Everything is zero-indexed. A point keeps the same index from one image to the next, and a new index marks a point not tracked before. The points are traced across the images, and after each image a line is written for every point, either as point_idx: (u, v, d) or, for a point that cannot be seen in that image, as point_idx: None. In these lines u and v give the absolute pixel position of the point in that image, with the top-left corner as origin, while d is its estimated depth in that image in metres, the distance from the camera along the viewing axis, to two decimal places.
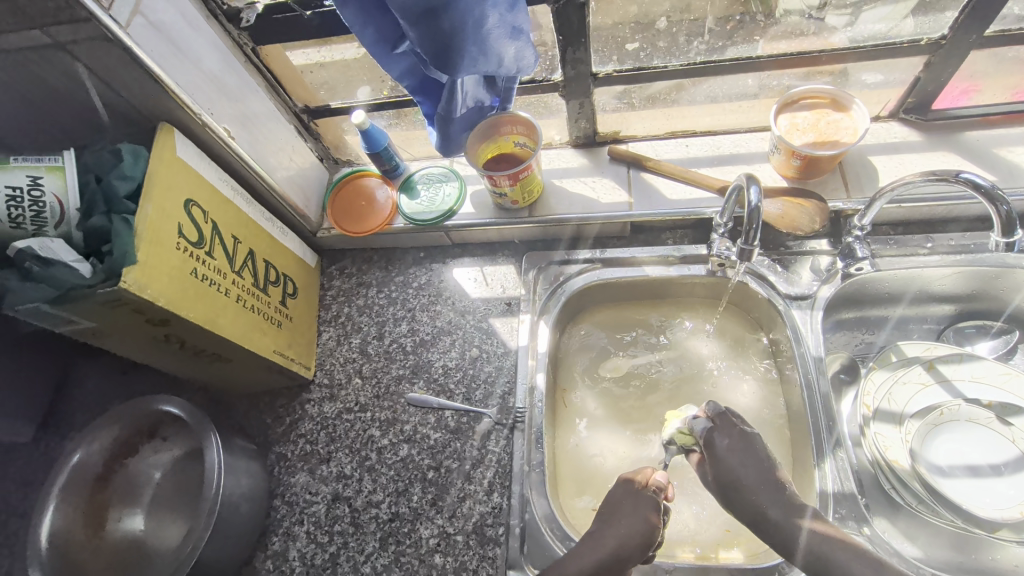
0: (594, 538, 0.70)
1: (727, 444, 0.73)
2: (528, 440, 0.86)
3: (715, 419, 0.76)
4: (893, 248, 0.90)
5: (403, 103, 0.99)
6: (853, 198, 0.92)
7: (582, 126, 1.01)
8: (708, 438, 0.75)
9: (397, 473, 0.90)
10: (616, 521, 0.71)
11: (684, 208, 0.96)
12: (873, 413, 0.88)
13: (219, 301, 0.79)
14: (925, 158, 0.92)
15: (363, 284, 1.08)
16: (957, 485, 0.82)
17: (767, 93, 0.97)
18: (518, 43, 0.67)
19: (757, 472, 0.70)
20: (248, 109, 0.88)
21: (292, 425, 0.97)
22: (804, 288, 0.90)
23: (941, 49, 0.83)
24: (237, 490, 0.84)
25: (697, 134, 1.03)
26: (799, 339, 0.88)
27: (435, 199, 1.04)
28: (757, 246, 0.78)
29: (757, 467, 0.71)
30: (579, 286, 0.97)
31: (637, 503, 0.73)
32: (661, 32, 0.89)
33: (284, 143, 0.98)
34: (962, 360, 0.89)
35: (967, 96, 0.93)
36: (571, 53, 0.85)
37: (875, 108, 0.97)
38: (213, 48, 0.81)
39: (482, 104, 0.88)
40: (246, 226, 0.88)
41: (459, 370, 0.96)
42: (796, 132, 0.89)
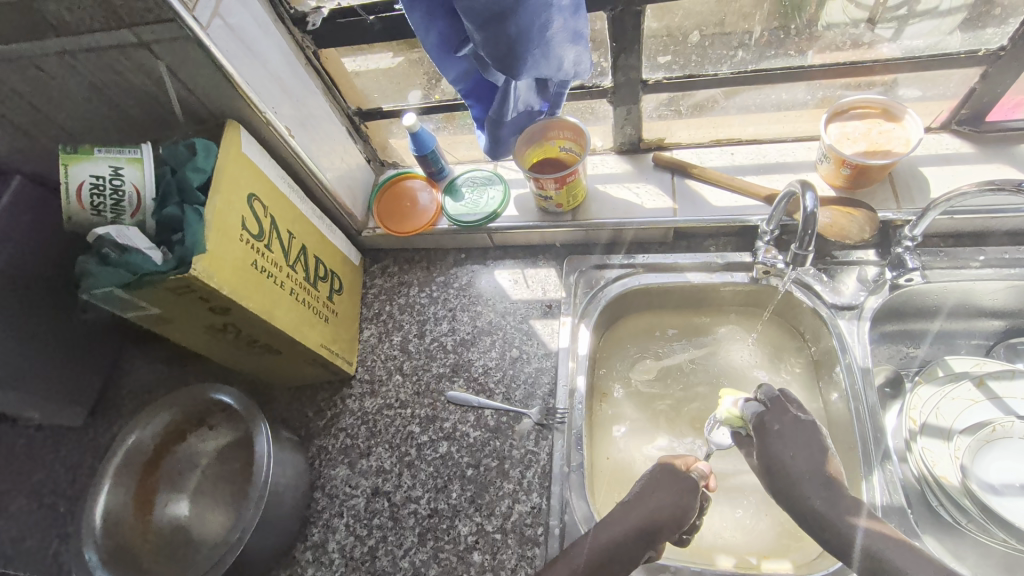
0: (625, 511, 0.72)
1: (780, 430, 0.74)
2: (568, 442, 0.87)
3: (768, 403, 0.77)
4: (944, 260, 0.89)
5: (452, 107, 1.01)
6: (903, 208, 0.91)
7: (627, 133, 1.02)
8: (761, 421, 0.76)
9: (437, 470, 0.91)
10: (650, 496, 0.73)
11: (729, 216, 0.96)
12: (920, 428, 0.87)
13: (275, 293, 0.81)
14: (977, 171, 0.91)
15: (404, 283, 1.09)
16: (1010, 504, 0.80)
17: (815, 103, 0.97)
18: (578, 48, 0.72)
19: (809, 461, 0.72)
20: (306, 110, 0.91)
21: (333, 419, 0.99)
22: (851, 299, 0.89)
23: (999, 61, 0.82)
24: (283, 480, 0.86)
25: (741, 143, 1.03)
26: (845, 350, 0.87)
27: (478, 202, 1.06)
28: (812, 253, 0.77)
29: (806, 467, 0.71)
30: (619, 291, 0.98)
31: (673, 483, 0.74)
32: (695, 46, 0.89)
33: (337, 143, 1.01)
34: (1014, 377, 0.87)
35: (1020, 109, 0.91)
36: (623, 60, 0.87)
37: (925, 120, 0.96)
38: (279, 49, 0.84)
39: (532, 109, 0.89)
40: (300, 222, 0.90)
41: (499, 370, 0.97)
42: (847, 142, 0.89)
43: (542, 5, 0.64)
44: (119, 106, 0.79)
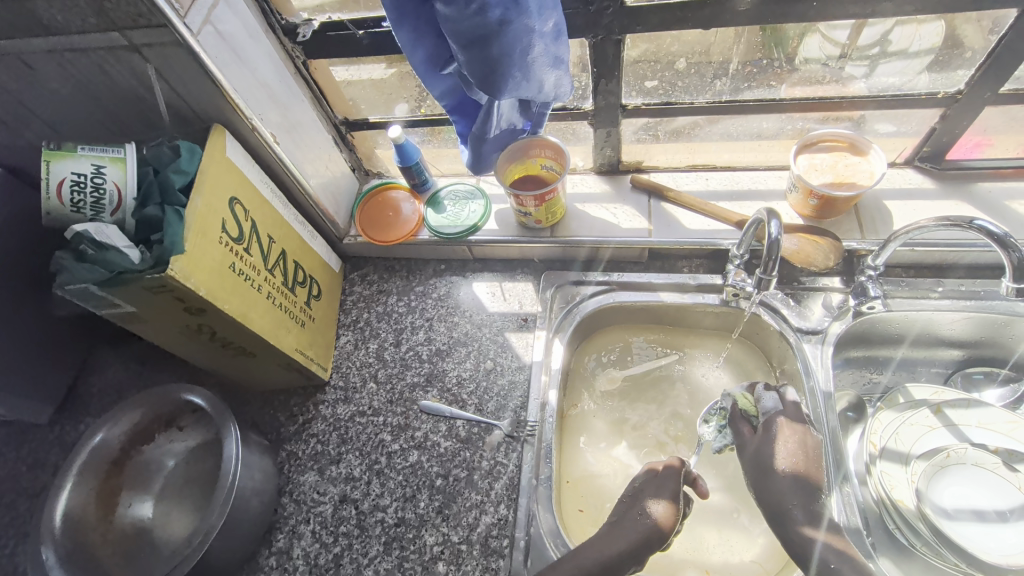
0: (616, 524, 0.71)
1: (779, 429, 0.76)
2: (537, 454, 0.87)
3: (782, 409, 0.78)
4: (905, 290, 0.92)
5: (437, 122, 1.04)
6: (867, 238, 0.95)
7: (607, 155, 1.05)
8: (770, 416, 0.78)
9: (406, 479, 0.91)
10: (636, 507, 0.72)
11: (702, 238, 0.99)
12: (879, 452, 0.89)
13: (252, 295, 0.82)
14: (937, 206, 0.95)
15: (383, 292, 1.10)
16: (963, 529, 0.82)
17: (787, 134, 1.01)
18: (559, 72, 0.74)
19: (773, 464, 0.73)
20: (293, 117, 0.93)
21: (305, 425, 0.99)
22: (815, 323, 0.92)
23: (957, 103, 0.87)
24: (249, 484, 0.86)
25: (716, 169, 1.07)
26: (809, 373, 0.89)
27: (460, 215, 1.08)
28: (775, 278, 0.79)
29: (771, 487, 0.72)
30: (594, 307, 1.00)
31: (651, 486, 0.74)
32: (680, 73, 0.92)
33: (322, 151, 1.02)
34: (970, 405, 0.90)
35: (980, 150, 0.96)
36: (604, 85, 0.90)
37: (891, 155, 1.01)
38: (269, 58, 0.86)
39: (515, 127, 0.92)
40: (281, 227, 0.91)
41: (472, 381, 0.98)
42: (814, 172, 0.93)
43: (524, 30, 0.67)
44: (105, 106, 0.80)
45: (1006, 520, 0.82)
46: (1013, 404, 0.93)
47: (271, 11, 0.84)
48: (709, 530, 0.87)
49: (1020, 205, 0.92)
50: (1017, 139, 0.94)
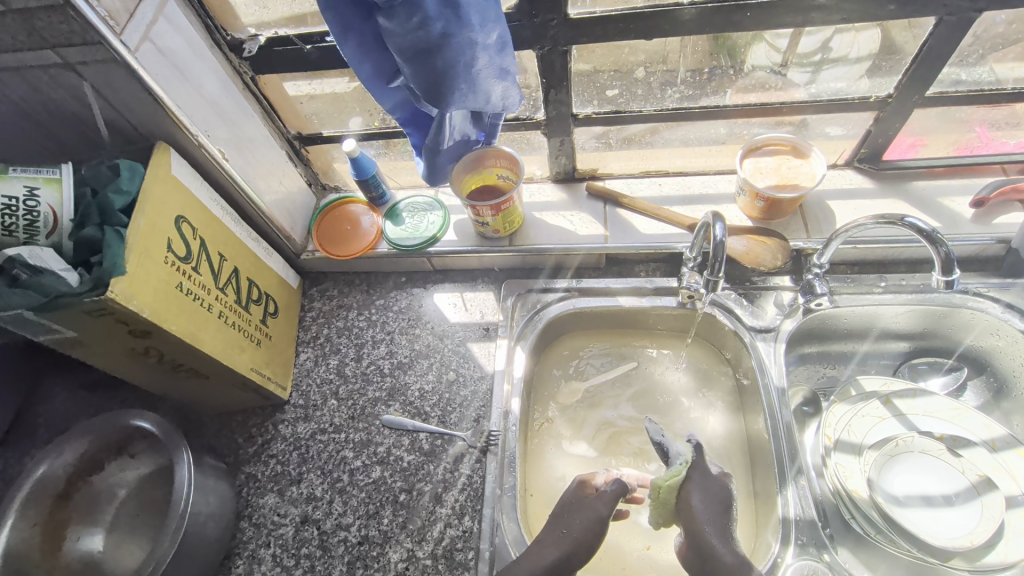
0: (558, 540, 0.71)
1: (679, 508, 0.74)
2: (501, 464, 0.88)
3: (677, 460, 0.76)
4: (851, 286, 0.96)
5: (392, 135, 1.04)
6: (813, 238, 0.97)
7: (562, 163, 1.06)
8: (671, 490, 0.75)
9: (369, 495, 0.90)
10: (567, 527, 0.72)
11: (657, 242, 1.00)
12: (834, 444, 0.92)
13: (201, 315, 0.80)
14: (877, 205, 0.99)
15: (344, 306, 1.10)
16: (912, 515, 0.85)
17: (734, 139, 1.04)
18: (506, 83, 0.74)
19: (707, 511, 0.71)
20: (243, 133, 0.92)
21: (264, 446, 0.97)
22: (767, 322, 0.95)
23: (888, 106, 0.91)
24: (204, 509, 0.83)
25: (668, 175, 1.09)
26: (763, 371, 0.91)
27: (419, 226, 1.08)
28: (722, 279, 0.81)
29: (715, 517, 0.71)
30: (557, 313, 1.01)
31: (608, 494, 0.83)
32: (639, 81, 0.93)
33: (275, 167, 1.02)
34: (916, 395, 0.94)
35: (914, 150, 1.01)
36: (553, 95, 0.91)
37: (833, 156, 1.04)
38: (215, 74, 0.85)
39: (468, 138, 0.93)
40: (232, 244, 0.90)
41: (435, 394, 0.97)
42: (760, 175, 0.95)
43: (467, 43, 0.67)
44: (42, 125, 0.78)
45: (952, 504, 0.85)
46: (956, 391, 0.97)
47: (215, 28, 0.83)
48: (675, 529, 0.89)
49: (952, 202, 0.97)
50: (948, 139, 0.99)
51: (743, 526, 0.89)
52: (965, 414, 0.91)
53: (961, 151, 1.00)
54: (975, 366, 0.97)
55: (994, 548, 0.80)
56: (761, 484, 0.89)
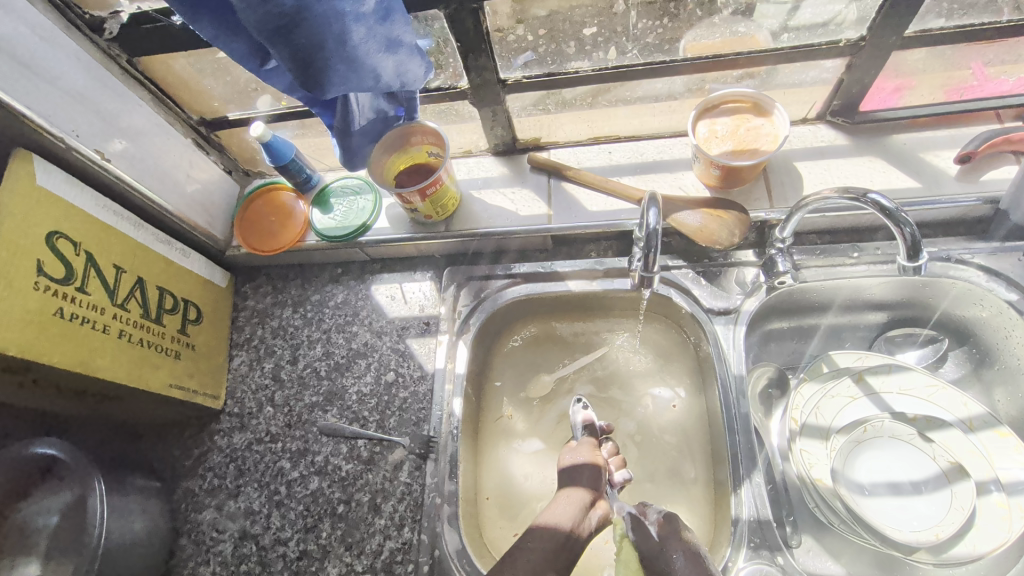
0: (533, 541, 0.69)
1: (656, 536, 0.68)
2: (442, 470, 0.83)
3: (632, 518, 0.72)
4: (819, 258, 0.87)
5: (305, 113, 0.93)
6: (777, 207, 0.87)
7: (498, 134, 0.95)
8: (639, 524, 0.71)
9: (307, 508, 0.86)
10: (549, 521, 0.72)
11: (605, 220, 0.91)
12: (801, 428, 0.85)
13: (95, 338, 0.73)
14: (851, 164, 0.88)
15: (278, 304, 1.02)
16: (878, 505, 0.80)
17: (690, 95, 0.92)
18: (398, 56, 0.64)
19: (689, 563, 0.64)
20: (126, 125, 0.82)
21: (200, 458, 0.92)
22: (727, 303, 0.87)
23: (861, 51, 0.78)
24: (128, 535, 0.79)
25: (620, 140, 0.97)
26: (721, 358, 0.84)
27: (348, 214, 0.98)
28: (657, 272, 0.75)
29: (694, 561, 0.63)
30: (514, 297, 0.94)
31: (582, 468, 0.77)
32: (619, 17, 0.82)
33: (179, 158, 0.91)
34: (891, 371, 0.86)
35: (898, 95, 0.88)
36: (473, 60, 0.78)
37: (804, 108, 0.92)
38: (77, 61, 0.74)
39: (385, 115, 0.83)
40: (132, 252, 0.82)
41: (373, 397, 0.91)
42: (715, 140, 0.83)
43: (333, 13, 0.56)
44: None
45: (920, 492, 0.80)
46: (934, 363, 0.89)
47: (68, 5, 0.73)
48: None
49: (935, 157, 0.86)
50: (935, 81, 0.86)
51: (701, 521, 0.83)
52: (942, 392, 0.84)
53: (950, 95, 0.87)
54: (956, 337, 0.89)
55: (963, 539, 0.75)
56: (720, 476, 0.83)
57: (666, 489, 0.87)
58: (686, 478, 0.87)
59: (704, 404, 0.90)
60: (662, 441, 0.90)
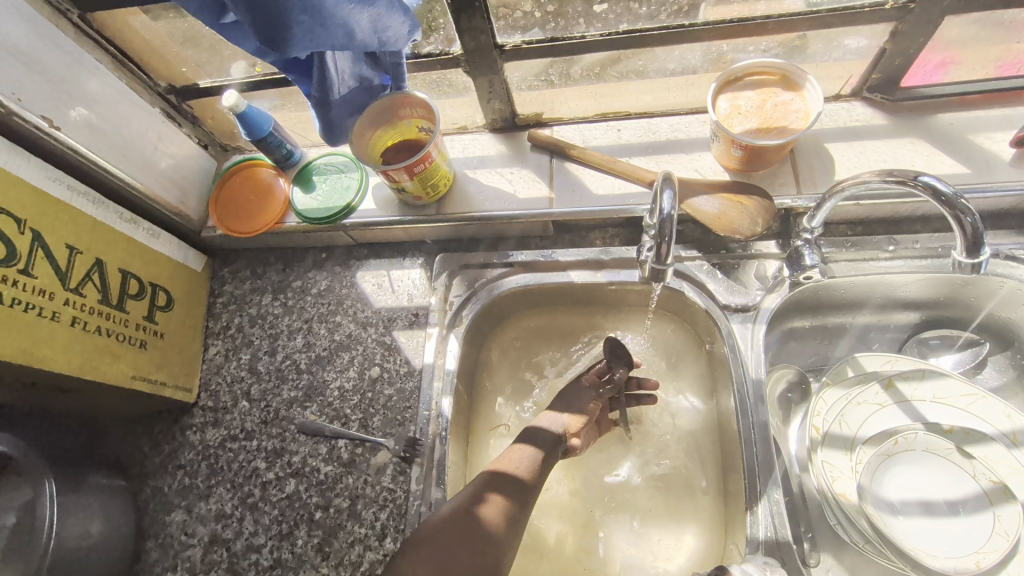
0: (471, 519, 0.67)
1: None
2: (427, 476, 0.76)
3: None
4: (849, 251, 0.78)
5: (283, 82, 0.84)
6: (804, 193, 0.78)
7: (496, 108, 0.86)
8: None
9: (282, 513, 0.79)
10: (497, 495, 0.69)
11: (612, 205, 0.83)
12: (822, 437, 0.77)
13: (42, 326, 0.67)
14: (889, 146, 0.79)
15: (257, 290, 0.94)
16: (908, 526, 0.72)
17: (709, 67, 0.83)
18: (374, 9, 0.55)
19: None
20: (81, 90, 0.74)
21: (170, 456, 0.86)
22: (745, 298, 0.78)
23: (907, 15, 0.69)
24: (84, 540, 0.73)
25: (630, 117, 0.88)
26: (736, 359, 0.76)
27: (332, 194, 0.91)
28: (671, 265, 0.66)
29: None
30: (511, 288, 0.86)
31: (515, 462, 0.73)
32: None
33: (146, 129, 0.84)
34: (924, 377, 0.78)
35: (944, 70, 0.79)
36: (466, 21, 0.70)
37: (837, 84, 0.82)
38: (20, 16, 0.66)
39: (369, 83, 0.75)
40: (89, 232, 0.74)
41: (356, 393, 0.84)
42: (737, 116, 0.74)
43: None
44: None
45: (956, 513, 0.72)
46: (972, 368, 0.81)
47: None
48: (632, 534, 0.78)
49: (986, 139, 0.76)
50: (988, 54, 0.76)
51: (709, 536, 0.76)
52: (982, 402, 0.75)
53: (1004, 70, 0.78)
54: (998, 340, 0.81)
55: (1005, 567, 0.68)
56: (732, 488, 0.75)
57: (671, 500, 0.79)
58: (696, 488, 0.79)
59: (716, 408, 0.82)
60: (669, 447, 0.83)
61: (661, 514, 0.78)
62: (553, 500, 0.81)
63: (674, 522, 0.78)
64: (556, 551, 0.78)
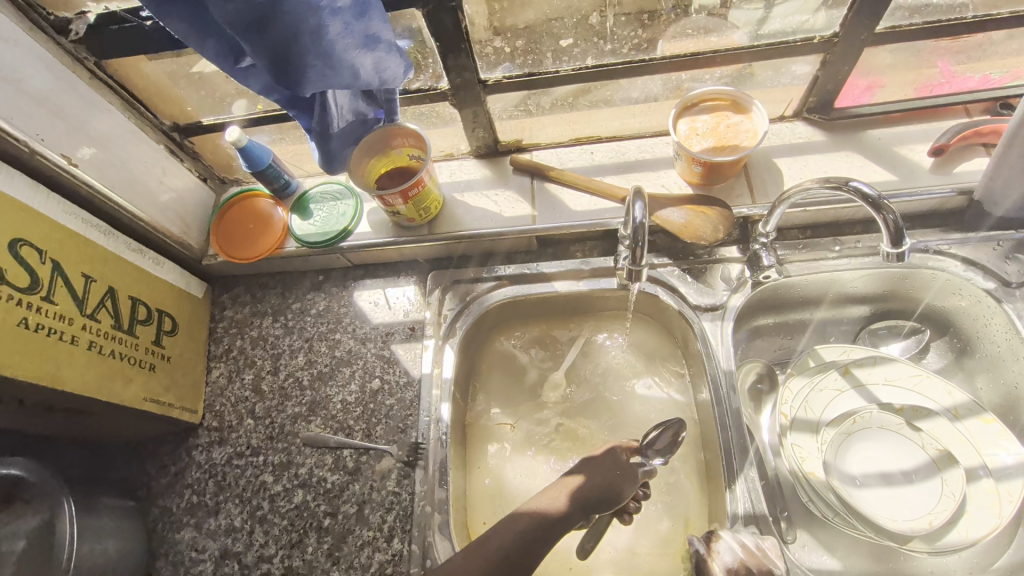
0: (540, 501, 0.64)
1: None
2: (431, 477, 0.81)
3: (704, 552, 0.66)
4: (802, 253, 0.87)
5: (282, 117, 0.91)
6: (758, 203, 0.87)
7: (480, 136, 0.94)
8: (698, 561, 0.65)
9: (291, 523, 0.82)
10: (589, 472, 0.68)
11: (590, 220, 0.91)
12: (791, 422, 0.85)
13: (61, 350, 0.70)
14: (829, 160, 0.89)
15: (258, 313, 0.99)
16: (870, 496, 0.80)
17: (668, 95, 0.93)
18: (376, 52, 0.63)
19: None
20: (94, 130, 0.79)
21: (177, 476, 0.88)
22: (713, 299, 0.87)
23: (834, 47, 0.80)
24: (100, 558, 0.75)
25: (602, 140, 0.97)
26: (709, 353, 0.84)
27: (329, 219, 0.97)
28: (644, 267, 0.73)
29: None
30: (501, 299, 0.92)
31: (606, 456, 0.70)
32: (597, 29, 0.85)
33: (152, 165, 0.89)
34: (877, 363, 0.87)
35: (871, 92, 0.90)
36: (453, 60, 0.78)
37: (780, 107, 0.93)
38: (42, 64, 0.72)
39: (366, 117, 0.82)
40: (103, 262, 0.79)
41: (358, 405, 0.89)
42: (695, 137, 0.84)
43: (306, 7, 0.56)
44: None
45: (911, 482, 0.80)
46: (918, 354, 0.90)
47: (30, 7, 0.71)
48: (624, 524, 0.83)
49: (910, 151, 0.88)
50: (908, 77, 0.88)
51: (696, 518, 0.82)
52: (927, 381, 0.85)
53: (921, 92, 0.89)
54: (937, 327, 0.90)
55: (955, 526, 0.76)
56: (714, 470, 0.82)
57: (660, 488, 0.85)
58: (680, 478, 0.85)
59: (694, 400, 0.89)
60: None
61: (650, 502, 0.84)
62: None
63: (662, 510, 0.84)
64: (554, 544, 0.82)
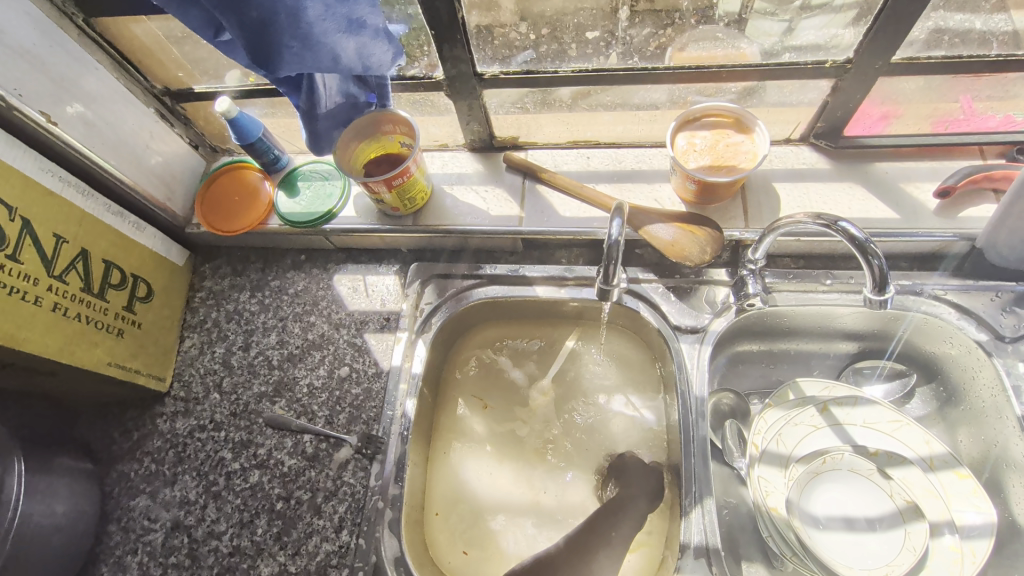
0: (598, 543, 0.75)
1: None
2: (387, 472, 0.80)
3: None
4: (792, 282, 0.85)
5: (274, 92, 0.89)
6: (751, 227, 0.85)
7: (474, 130, 0.92)
8: None
9: (244, 502, 0.82)
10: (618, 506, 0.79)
11: (578, 227, 0.89)
12: (760, 454, 0.82)
13: (24, 310, 0.70)
14: (830, 189, 0.86)
15: (236, 287, 0.98)
16: (831, 539, 0.78)
17: (672, 106, 0.89)
18: (360, 38, 0.61)
19: None
20: (79, 88, 0.78)
21: (139, 442, 0.88)
22: (695, 321, 0.84)
23: (846, 74, 0.76)
24: (49, 519, 0.75)
25: (599, 146, 0.95)
26: (683, 376, 0.82)
27: (315, 200, 0.95)
28: (620, 285, 0.72)
29: None
30: (480, 298, 0.91)
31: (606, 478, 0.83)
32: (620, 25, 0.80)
33: (139, 128, 0.88)
34: (857, 403, 0.84)
35: (885, 122, 0.86)
36: (448, 50, 0.75)
37: (787, 129, 0.90)
38: (27, 18, 0.71)
39: (356, 100, 0.80)
40: (77, 224, 0.78)
41: (324, 391, 0.88)
42: (693, 153, 0.81)
43: None
44: None
45: (874, 530, 0.78)
46: (900, 399, 0.87)
47: None
48: None
49: (915, 189, 0.84)
50: (925, 110, 0.84)
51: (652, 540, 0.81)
52: (906, 428, 0.82)
53: (937, 127, 0.85)
54: (924, 372, 0.86)
55: None
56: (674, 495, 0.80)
57: None
58: None
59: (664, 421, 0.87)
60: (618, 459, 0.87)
61: None
62: (508, 500, 0.85)
63: None
64: (506, 551, 0.81)
